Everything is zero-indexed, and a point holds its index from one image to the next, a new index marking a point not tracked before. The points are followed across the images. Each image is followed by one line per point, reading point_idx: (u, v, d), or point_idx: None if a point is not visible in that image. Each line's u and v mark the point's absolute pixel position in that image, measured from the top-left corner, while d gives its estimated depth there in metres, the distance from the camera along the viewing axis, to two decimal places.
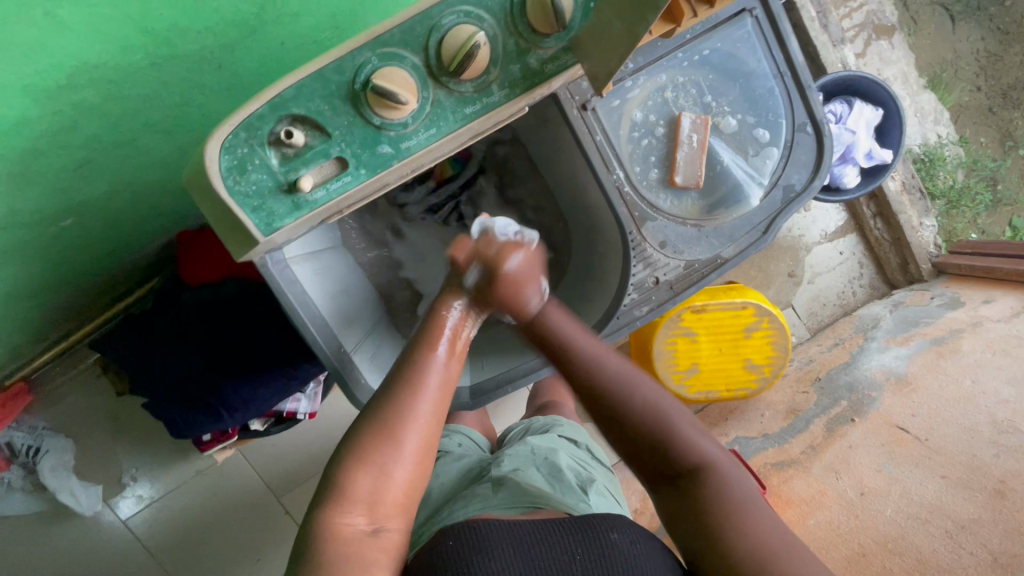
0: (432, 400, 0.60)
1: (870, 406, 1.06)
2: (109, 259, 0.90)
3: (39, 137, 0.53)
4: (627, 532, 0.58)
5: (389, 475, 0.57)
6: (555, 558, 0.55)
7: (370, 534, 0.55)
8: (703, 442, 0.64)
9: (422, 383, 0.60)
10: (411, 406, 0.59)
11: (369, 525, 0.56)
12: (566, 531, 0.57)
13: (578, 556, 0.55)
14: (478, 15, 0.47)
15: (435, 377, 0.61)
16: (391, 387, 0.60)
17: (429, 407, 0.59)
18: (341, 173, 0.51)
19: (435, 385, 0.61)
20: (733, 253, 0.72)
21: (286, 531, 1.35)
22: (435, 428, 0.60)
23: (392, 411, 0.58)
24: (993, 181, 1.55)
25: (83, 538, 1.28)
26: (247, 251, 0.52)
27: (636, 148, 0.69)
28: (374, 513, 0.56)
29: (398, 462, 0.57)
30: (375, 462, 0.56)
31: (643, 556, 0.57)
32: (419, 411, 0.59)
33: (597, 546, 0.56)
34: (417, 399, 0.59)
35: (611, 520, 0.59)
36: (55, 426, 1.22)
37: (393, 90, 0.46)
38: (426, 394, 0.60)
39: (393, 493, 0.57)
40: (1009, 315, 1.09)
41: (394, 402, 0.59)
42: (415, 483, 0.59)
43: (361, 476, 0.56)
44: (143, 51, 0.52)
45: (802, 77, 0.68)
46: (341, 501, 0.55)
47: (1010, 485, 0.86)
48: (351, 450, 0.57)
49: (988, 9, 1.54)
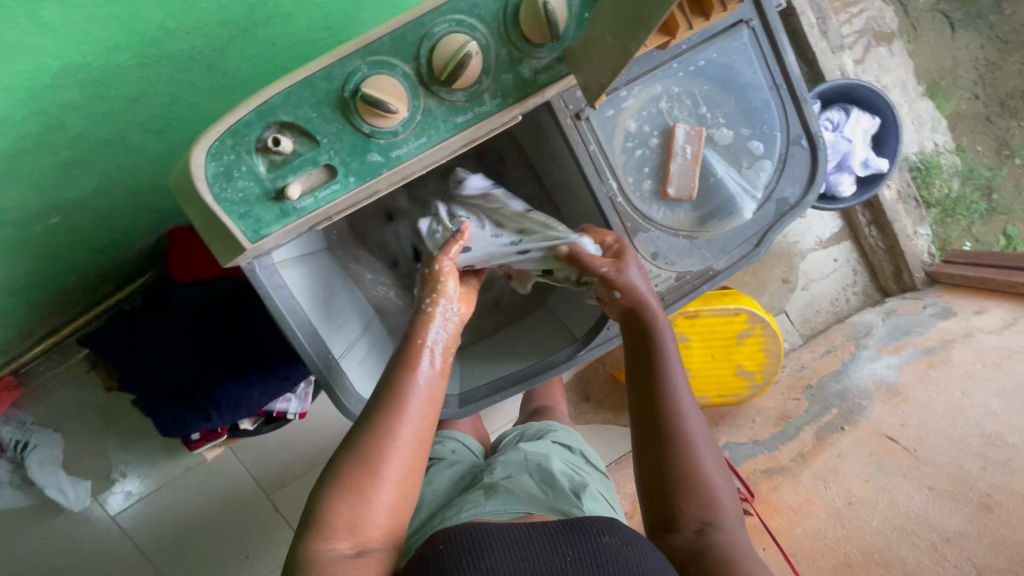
0: (413, 424, 0.59)
1: (860, 415, 1.08)
2: (98, 256, 0.89)
3: (24, 136, 0.52)
4: (619, 534, 0.57)
5: (373, 499, 0.56)
6: (545, 560, 0.53)
7: (352, 557, 0.54)
8: (727, 492, 0.62)
9: (402, 410, 0.59)
10: (391, 429, 0.58)
11: (352, 548, 0.55)
12: (557, 535, 0.56)
13: (567, 558, 0.53)
14: (470, 23, 0.47)
15: (416, 396, 0.60)
16: (374, 410, 0.59)
17: (408, 433, 0.58)
18: (329, 181, 0.50)
19: (415, 413, 0.59)
20: (725, 265, 0.72)
21: (275, 529, 1.34)
22: (418, 453, 0.59)
23: (373, 436, 0.57)
24: (989, 190, 1.55)
25: (71, 532, 1.27)
26: (235, 258, 0.52)
27: (629, 159, 0.69)
28: (356, 537, 0.55)
29: (379, 485, 0.56)
30: (357, 488, 0.56)
31: (637, 556, 0.55)
32: (398, 438, 0.58)
33: (588, 547, 0.54)
34: (398, 423, 0.58)
35: (603, 523, 0.57)
36: (44, 420, 1.21)
37: (382, 99, 0.46)
38: (408, 416, 0.59)
39: (376, 517, 0.56)
40: (1001, 327, 1.09)
41: (376, 425, 0.58)
42: (401, 505, 0.58)
43: (345, 501, 0.56)
44: (130, 51, 0.51)
45: (797, 89, 0.68)
46: (323, 527, 0.55)
47: (995, 498, 0.87)
48: (335, 472, 0.57)
49: (988, 18, 1.54)
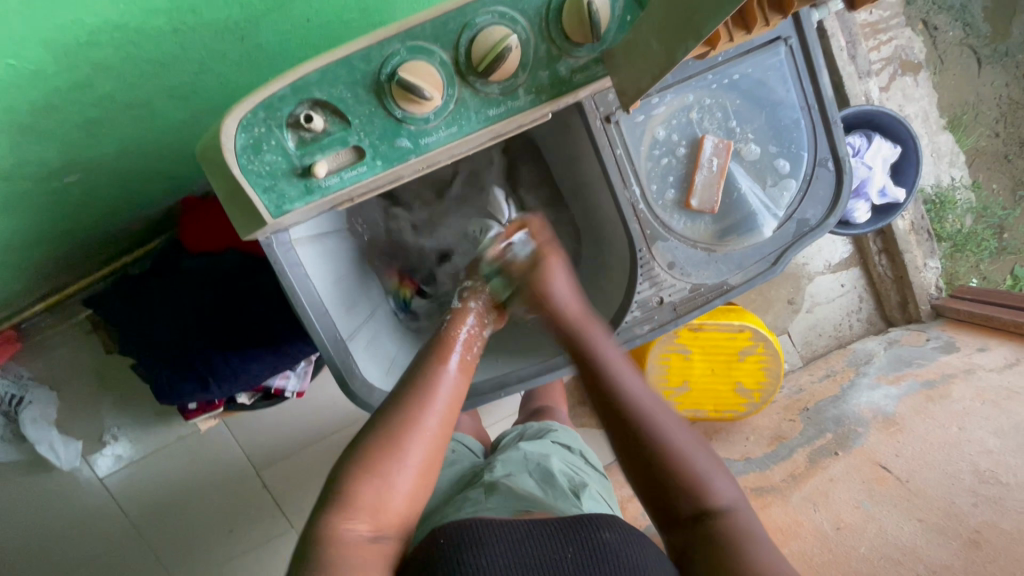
0: (441, 413, 0.60)
1: (855, 442, 1.09)
2: (111, 217, 0.88)
3: (52, 91, 0.52)
4: (619, 530, 0.57)
5: (394, 484, 0.56)
6: (546, 556, 0.54)
7: (371, 540, 0.54)
8: (715, 475, 0.61)
9: (433, 396, 0.60)
10: (419, 417, 0.59)
11: (371, 532, 0.55)
12: (558, 531, 0.56)
13: (569, 556, 0.54)
14: (512, 16, 0.46)
15: (446, 386, 0.62)
16: (404, 394, 0.60)
17: (436, 420, 0.60)
18: (356, 163, 0.50)
19: (444, 401, 0.61)
20: (740, 281, 0.71)
21: (262, 505, 1.34)
22: (441, 441, 0.60)
23: (402, 420, 0.58)
24: (1000, 229, 1.56)
25: (59, 490, 1.28)
26: (255, 231, 0.52)
27: (655, 166, 0.69)
28: (376, 521, 0.55)
29: (403, 471, 0.57)
30: (380, 471, 0.56)
31: (636, 553, 0.55)
32: (427, 424, 0.59)
33: (589, 545, 0.55)
34: (427, 409, 0.59)
35: (603, 519, 0.58)
36: (42, 377, 1.22)
37: (418, 85, 0.45)
38: (435, 405, 0.60)
39: (396, 502, 0.56)
40: (1002, 366, 1.09)
41: (405, 409, 0.59)
42: (420, 491, 0.59)
43: (368, 483, 0.56)
44: (168, 16, 0.51)
45: (829, 112, 0.68)
46: (344, 507, 0.54)
47: (985, 534, 0.86)
48: (358, 454, 0.57)
49: (1015, 57, 1.54)
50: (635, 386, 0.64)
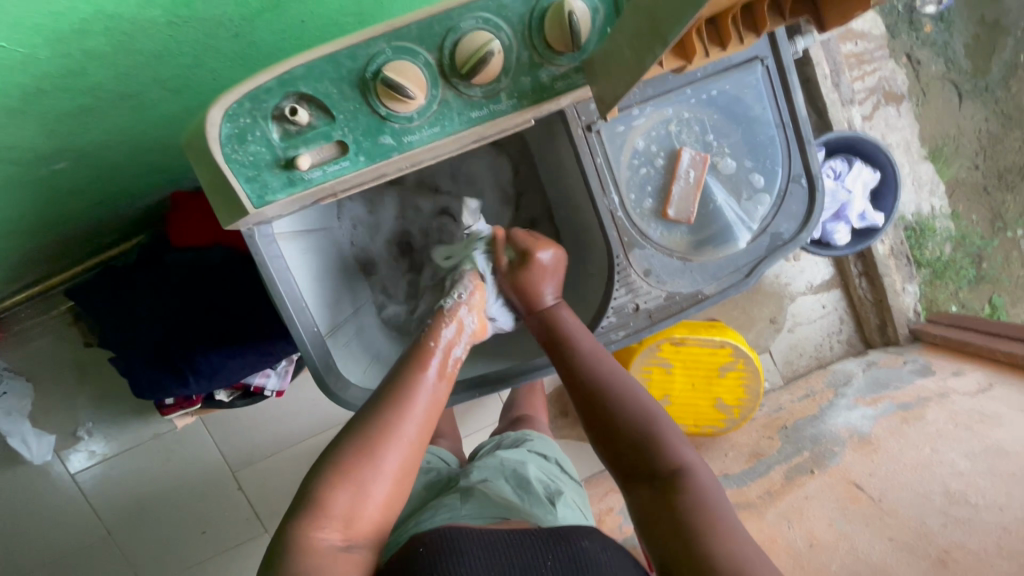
0: (418, 421, 0.60)
1: (831, 461, 1.10)
2: (98, 208, 0.89)
3: (44, 77, 0.53)
4: (598, 540, 0.58)
5: (370, 492, 0.56)
6: (526, 562, 0.54)
7: (343, 549, 0.54)
8: (682, 444, 0.65)
9: (411, 403, 0.60)
10: (397, 426, 0.59)
11: (342, 541, 0.55)
12: (538, 539, 0.56)
13: (549, 561, 0.54)
14: (496, 23, 0.48)
15: (423, 395, 0.62)
16: (381, 402, 0.60)
17: (413, 428, 0.60)
18: (339, 157, 0.51)
19: (422, 407, 0.61)
20: (715, 291, 0.72)
21: (236, 507, 1.32)
22: (418, 450, 0.60)
23: (377, 427, 0.58)
24: (979, 258, 1.59)
25: (29, 485, 1.25)
26: (236, 221, 0.53)
27: (634, 176, 0.71)
28: (348, 530, 0.55)
29: (378, 479, 0.57)
30: (357, 478, 0.56)
31: (614, 560, 0.56)
32: (403, 432, 0.59)
33: (569, 551, 0.55)
34: (404, 417, 0.60)
35: (583, 530, 0.58)
36: (18, 368, 1.20)
37: (403, 84, 0.47)
38: (413, 414, 0.60)
39: (370, 511, 0.56)
40: (976, 390, 1.11)
41: (381, 417, 0.59)
42: (394, 500, 0.59)
43: (343, 491, 0.56)
44: (162, 9, 0.52)
45: (803, 131, 0.71)
46: (318, 515, 0.54)
47: (953, 554, 0.87)
48: (335, 461, 0.57)
49: (994, 92, 1.59)
50: (598, 363, 0.68)
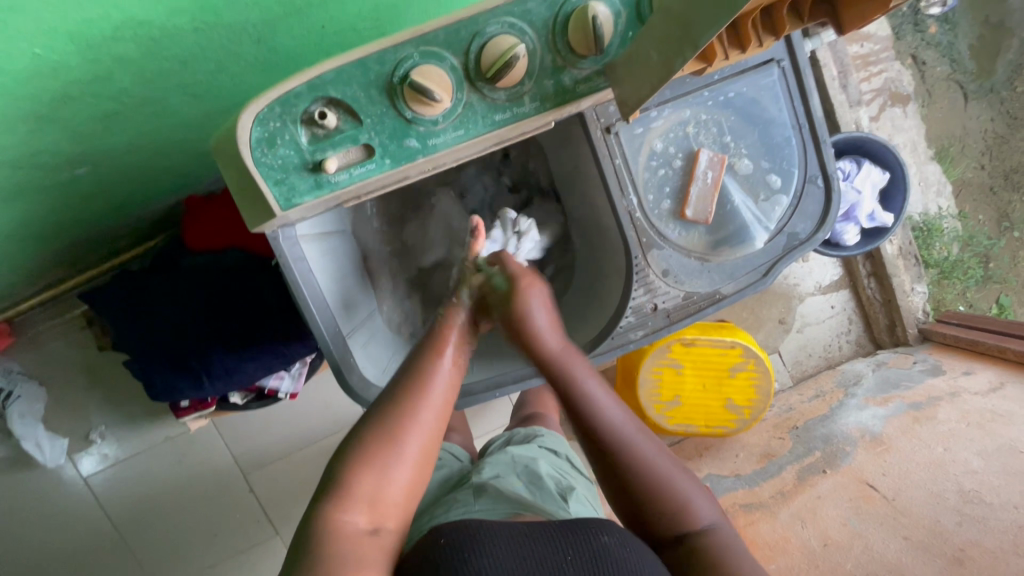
0: (438, 404, 0.61)
1: (843, 460, 1.10)
2: (116, 212, 0.90)
3: (73, 83, 0.54)
4: (618, 534, 0.57)
5: (391, 476, 0.57)
6: (547, 558, 0.53)
7: (369, 533, 0.54)
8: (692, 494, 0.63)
9: (429, 385, 0.61)
10: (416, 411, 0.59)
11: (368, 524, 0.55)
12: (558, 535, 0.56)
13: (570, 558, 0.54)
14: (521, 28, 0.49)
15: (441, 379, 0.63)
16: (400, 385, 0.61)
17: (434, 409, 0.60)
18: (366, 160, 0.52)
19: (440, 390, 0.62)
20: (732, 290, 0.73)
21: (248, 509, 1.33)
22: (437, 432, 0.61)
23: (397, 411, 0.59)
24: (986, 258, 1.60)
25: (42, 488, 1.26)
26: (263, 223, 0.54)
27: (651, 177, 0.71)
28: (373, 513, 0.55)
29: (400, 463, 0.57)
30: (378, 464, 0.56)
31: (635, 556, 0.55)
32: (424, 414, 0.60)
33: (588, 547, 0.54)
34: (423, 400, 0.60)
35: (604, 523, 0.58)
36: (31, 371, 1.21)
37: (429, 88, 0.48)
38: (432, 396, 0.61)
39: (393, 495, 0.57)
40: (987, 389, 1.11)
41: (401, 402, 0.59)
42: (416, 484, 0.59)
43: (366, 475, 0.56)
44: (191, 16, 0.52)
45: (819, 132, 0.71)
46: (340, 500, 0.54)
47: (968, 553, 0.86)
48: (357, 445, 0.57)
49: (999, 93, 1.59)
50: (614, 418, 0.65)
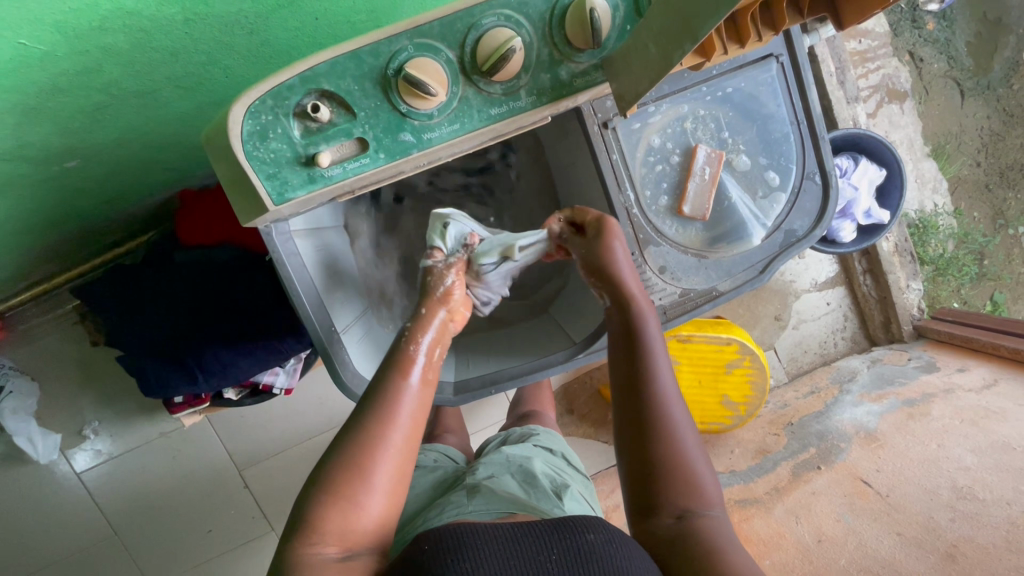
0: (405, 429, 0.59)
1: (837, 457, 1.10)
2: (106, 206, 0.88)
3: (61, 74, 0.53)
4: (605, 531, 0.56)
5: (361, 504, 0.55)
6: (530, 557, 0.53)
7: (339, 560, 0.53)
8: (706, 477, 0.60)
9: (394, 411, 0.59)
10: (380, 436, 0.57)
11: (339, 552, 0.54)
12: (543, 533, 0.56)
13: (553, 557, 0.53)
14: (518, 20, 0.48)
15: (406, 402, 0.60)
16: (365, 411, 0.59)
17: (400, 435, 0.58)
18: (360, 154, 0.51)
19: (407, 414, 0.59)
20: (729, 287, 0.73)
21: (242, 506, 1.32)
22: (408, 457, 0.59)
23: (362, 439, 0.57)
24: (981, 255, 1.60)
25: (35, 484, 1.25)
26: (255, 218, 0.53)
27: (649, 173, 0.71)
28: (344, 541, 0.54)
29: (368, 491, 0.56)
30: (346, 493, 0.55)
31: (622, 551, 0.55)
32: (389, 441, 0.57)
33: (572, 546, 0.54)
34: (389, 426, 0.58)
35: (589, 521, 0.57)
36: (22, 367, 1.20)
37: (424, 81, 0.47)
38: (398, 421, 0.59)
39: (366, 522, 0.55)
40: (981, 386, 1.11)
41: (366, 429, 0.57)
42: (390, 507, 0.57)
43: (334, 506, 0.54)
44: (181, 6, 0.51)
45: (817, 128, 0.71)
46: (310, 532, 0.54)
47: (961, 549, 0.87)
48: (324, 477, 0.56)
49: (996, 90, 1.60)
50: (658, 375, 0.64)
